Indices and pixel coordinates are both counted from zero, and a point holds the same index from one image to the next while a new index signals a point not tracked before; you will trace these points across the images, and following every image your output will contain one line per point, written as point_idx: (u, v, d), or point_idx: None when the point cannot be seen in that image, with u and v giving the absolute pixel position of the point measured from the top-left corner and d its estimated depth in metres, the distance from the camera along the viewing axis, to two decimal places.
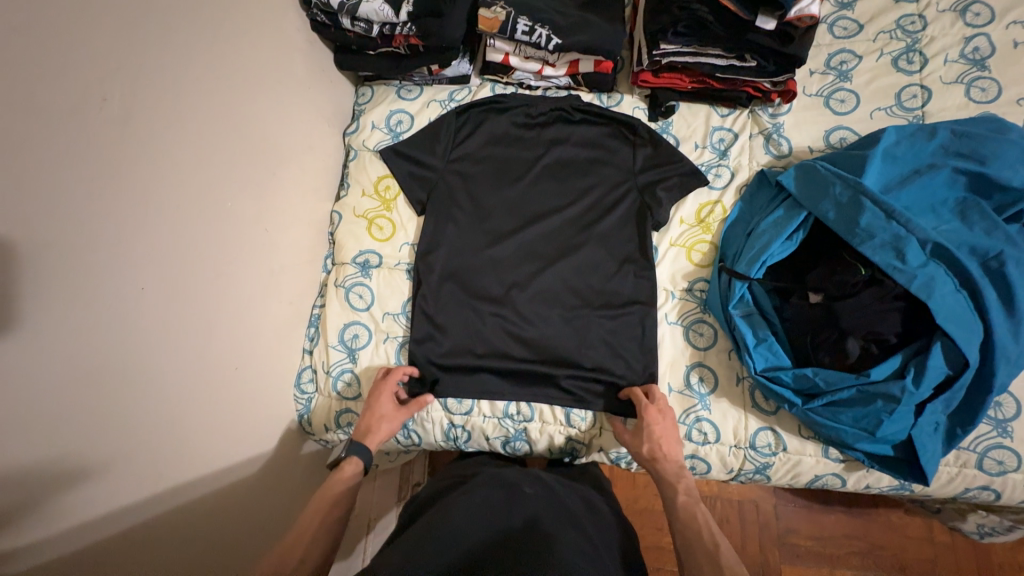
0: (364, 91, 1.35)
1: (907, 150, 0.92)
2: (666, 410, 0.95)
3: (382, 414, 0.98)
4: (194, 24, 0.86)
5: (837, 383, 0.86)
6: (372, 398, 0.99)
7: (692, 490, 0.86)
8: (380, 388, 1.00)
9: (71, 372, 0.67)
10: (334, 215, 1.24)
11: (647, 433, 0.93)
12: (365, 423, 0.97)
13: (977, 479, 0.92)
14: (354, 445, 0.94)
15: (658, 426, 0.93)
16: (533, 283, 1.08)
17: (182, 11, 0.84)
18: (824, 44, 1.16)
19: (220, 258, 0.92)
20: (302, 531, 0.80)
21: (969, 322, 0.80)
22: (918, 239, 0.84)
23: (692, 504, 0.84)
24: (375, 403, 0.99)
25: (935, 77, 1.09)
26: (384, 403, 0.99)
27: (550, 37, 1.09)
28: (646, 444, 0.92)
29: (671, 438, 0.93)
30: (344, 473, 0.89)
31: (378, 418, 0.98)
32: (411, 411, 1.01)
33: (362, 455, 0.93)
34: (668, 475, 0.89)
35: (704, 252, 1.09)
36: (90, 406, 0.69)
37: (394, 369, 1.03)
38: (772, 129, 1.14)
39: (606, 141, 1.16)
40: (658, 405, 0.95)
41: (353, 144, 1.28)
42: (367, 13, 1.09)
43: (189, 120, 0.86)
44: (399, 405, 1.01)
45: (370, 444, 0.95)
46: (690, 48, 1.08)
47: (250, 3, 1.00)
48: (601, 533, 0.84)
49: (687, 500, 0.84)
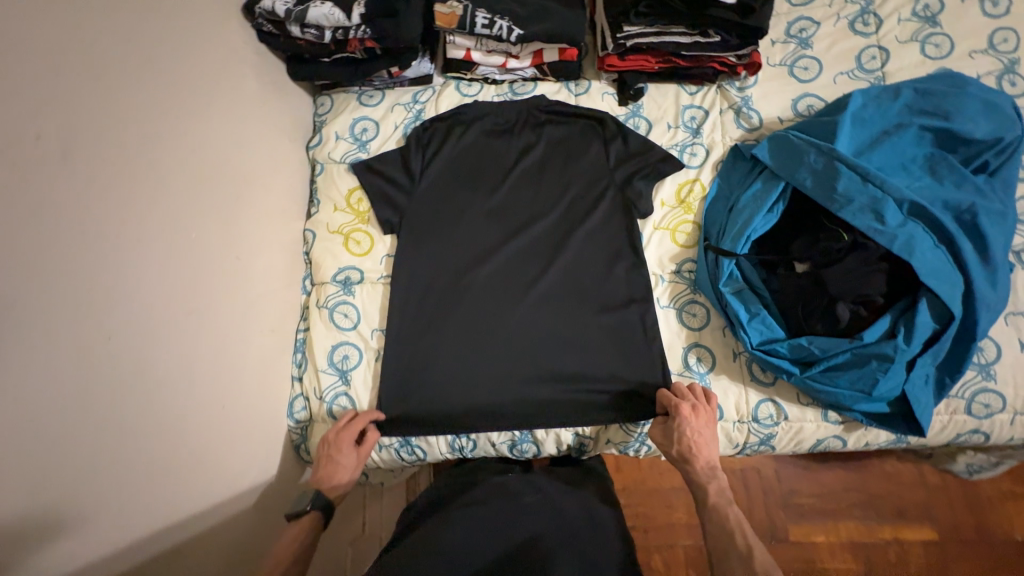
0: (323, 100, 1.28)
1: (874, 112, 0.93)
2: (700, 408, 0.93)
3: (344, 464, 0.96)
4: (131, 44, 0.80)
5: (833, 349, 0.86)
6: (333, 448, 0.97)
7: (722, 490, 0.89)
8: (341, 441, 0.97)
9: (32, 435, 0.62)
10: (307, 233, 1.19)
11: (681, 438, 0.92)
12: (325, 472, 0.95)
13: (967, 423, 0.96)
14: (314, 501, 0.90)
15: (691, 428, 0.91)
16: (524, 282, 1.08)
17: (114, 31, 0.78)
18: (782, 13, 1.17)
19: (192, 291, 0.88)
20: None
21: (951, 277, 0.81)
22: (894, 200, 0.85)
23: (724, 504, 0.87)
24: (336, 454, 0.96)
25: (891, 37, 1.11)
26: (349, 455, 0.97)
27: (512, 29, 1.07)
28: (677, 446, 0.92)
29: (705, 439, 0.92)
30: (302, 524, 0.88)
31: (341, 469, 0.95)
32: (366, 451, 0.98)
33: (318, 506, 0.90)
34: (699, 477, 0.90)
35: (688, 233, 1.10)
36: (64, 463, 0.65)
37: (359, 417, 1.00)
38: (741, 102, 1.14)
39: (578, 133, 1.15)
40: (692, 405, 0.93)
41: (317, 157, 1.23)
42: (317, 18, 1.02)
43: (139, 148, 0.80)
44: (359, 448, 0.98)
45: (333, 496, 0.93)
46: (653, 28, 1.06)
47: (189, 20, 0.93)
48: (595, 538, 0.85)
49: (719, 501, 0.87)
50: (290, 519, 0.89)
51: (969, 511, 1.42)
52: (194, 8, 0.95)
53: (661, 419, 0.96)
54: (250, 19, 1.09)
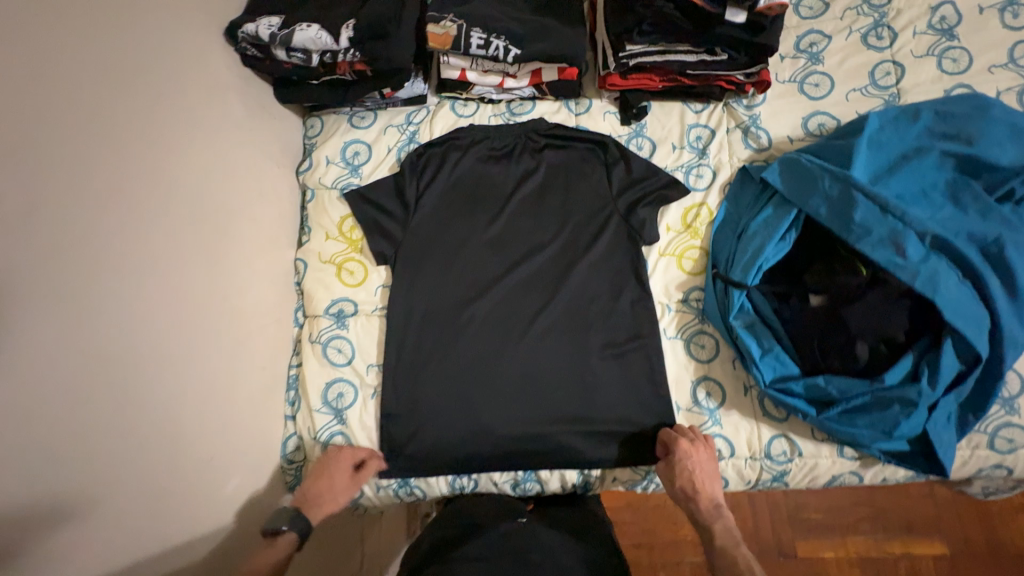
0: (313, 122, 1.23)
1: (891, 135, 0.88)
2: (698, 443, 0.91)
3: (335, 486, 0.93)
4: (111, 79, 0.76)
5: (850, 390, 0.81)
6: (331, 466, 0.94)
7: (729, 531, 0.84)
8: (337, 462, 0.95)
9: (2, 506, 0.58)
10: (298, 263, 1.14)
11: (683, 472, 0.89)
12: (312, 491, 0.91)
13: (990, 459, 0.92)
14: (294, 520, 0.84)
15: (691, 462, 0.89)
16: (526, 314, 1.05)
17: (91, 66, 0.73)
18: (792, 26, 1.12)
19: (180, 335, 0.84)
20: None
21: (977, 315, 0.76)
22: (916, 232, 0.80)
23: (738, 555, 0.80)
24: (331, 479, 0.93)
25: (906, 51, 1.06)
26: (342, 479, 0.94)
27: (508, 48, 1.02)
28: (679, 482, 0.88)
29: (707, 475, 0.89)
30: (278, 541, 0.83)
31: (331, 491, 0.92)
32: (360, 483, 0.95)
33: (296, 529, 0.83)
34: (703, 516, 0.86)
35: (695, 259, 1.06)
36: (36, 529, 0.61)
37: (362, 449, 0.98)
38: (749, 121, 1.10)
39: (579, 159, 1.12)
40: (690, 439, 0.91)
41: (308, 183, 1.18)
42: (304, 43, 0.97)
43: (123, 190, 0.76)
44: (355, 474, 0.95)
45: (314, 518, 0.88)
46: (657, 47, 1.00)
47: (170, 48, 0.89)
48: None
49: (726, 543, 0.83)
50: (266, 532, 0.83)
51: (980, 524, 1.38)
52: (175, 36, 0.90)
53: (663, 463, 0.91)
54: (233, 43, 1.03)
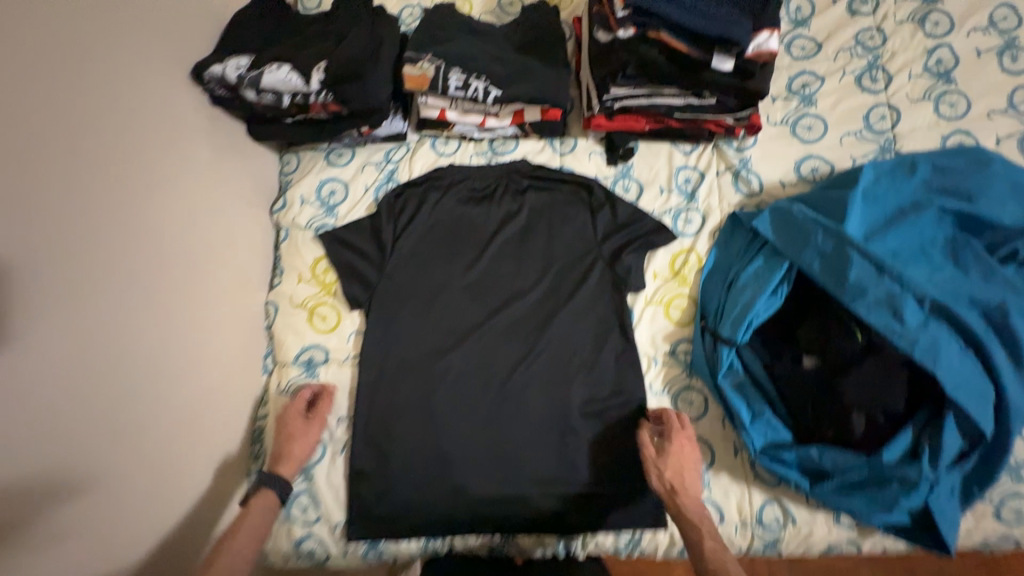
0: (289, 158, 1.19)
1: (887, 189, 0.84)
2: (692, 438, 0.87)
3: (292, 433, 0.92)
4: (64, 126, 0.71)
5: (846, 465, 0.75)
6: (287, 424, 0.93)
7: (716, 537, 0.77)
8: (292, 411, 0.94)
9: None
10: (270, 306, 1.09)
11: (675, 465, 0.83)
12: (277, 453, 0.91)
13: (998, 532, 0.85)
14: (272, 479, 0.86)
15: (685, 454, 0.84)
16: (506, 365, 0.99)
17: (47, 115, 0.68)
18: (784, 66, 1.08)
19: (132, 395, 0.78)
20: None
21: (982, 389, 0.71)
22: (915, 296, 0.75)
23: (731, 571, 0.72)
24: (289, 428, 0.93)
25: (902, 95, 1.03)
26: (297, 424, 0.94)
27: (488, 89, 0.98)
28: (669, 473, 0.82)
29: (694, 473, 0.84)
30: (253, 509, 0.84)
31: (289, 442, 0.92)
32: (317, 423, 0.94)
33: (279, 488, 0.86)
34: (690, 516, 0.79)
35: (682, 308, 1.01)
36: None
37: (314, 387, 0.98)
38: (739, 164, 1.06)
39: (562, 201, 1.07)
40: (687, 432, 0.87)
41: (282, 222, 1.13)
42: (273, 84, 0.92)
43: (70, 245, 0.70)
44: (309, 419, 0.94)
45: (286, 475, 0.89)
46: (643, 89, 0.97)
47: (140, 90, 0.84)
48: None
49: (715, 548, 0.75)
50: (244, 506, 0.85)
51: None
52: (148, 77, 0.86)
53: (651, 452, 0.85)
54: (198, 82, 0.96)
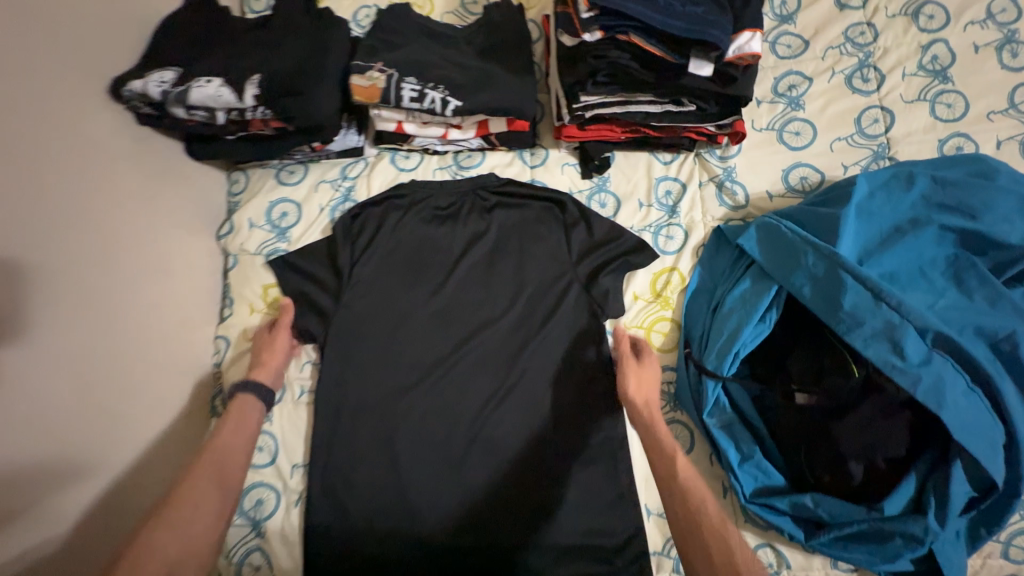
0: (237, 177, 1.09)
1: (882, 204, 0.76)
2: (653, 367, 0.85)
3: (265, 347, 0.92)
4: None
5: (845, 516, 0.69)
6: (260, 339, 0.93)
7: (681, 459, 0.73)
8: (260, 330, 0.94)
9: None
10: (219, 341, 0.99)
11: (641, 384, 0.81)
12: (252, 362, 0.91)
13: (1006, 569, 0.79)
14: (253, 386, 0.87)
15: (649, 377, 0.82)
16: (475, 400, 0.91)
17: None
18: (769, 66, 1.00)
19: (34, 461, 0.70)
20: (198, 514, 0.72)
21: (991, 430, 0.64)
22: (915, 327, 0.68)
23: (697, 484, 0.68)
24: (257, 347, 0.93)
25: (895, 96, 0.95)
26: (263, 342, 0.93)
27: (446, 100, 0.89)
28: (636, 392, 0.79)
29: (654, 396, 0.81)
30: (235, 411, 0.84)
31: (263, 354, 0.91)
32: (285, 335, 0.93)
33: (262, 396, 0.87)
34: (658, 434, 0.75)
35: (665, 333, 0.92)
36: None
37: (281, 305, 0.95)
38: (723, 174, 0.98)
39: (533, 218, 0.99)
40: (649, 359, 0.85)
41: (229, 248, 1.04)
42: (203, 100, 0.83)
43: None
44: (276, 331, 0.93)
45: (262, 378, 0.89)
46: (617, 97, 0.87)
47: (39, 112, 0.74)
48: None
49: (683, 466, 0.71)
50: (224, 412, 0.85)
51: None
52: (49, 95, 0.75)
53: (632, 363, 0.82)
54: (120, 100, 0.86)
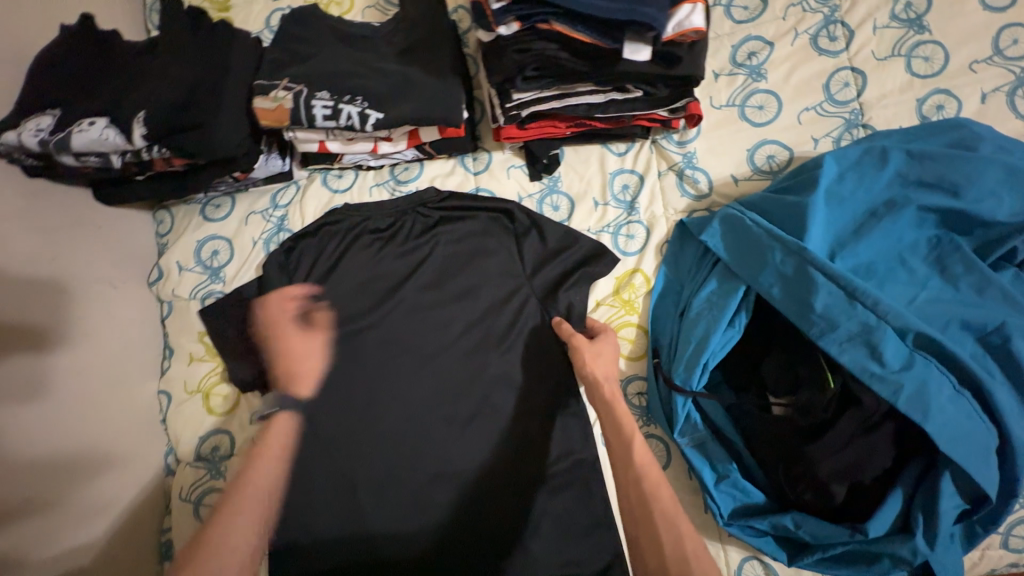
0: (163, 217, 1.01)
1: (854, 186, 0.68)
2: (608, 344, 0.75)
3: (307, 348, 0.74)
4: None
5: (826, 537, 0.64)
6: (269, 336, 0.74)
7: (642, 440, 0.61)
8: (275, 322, 0.75)
9: None
10: (163, 396, 0.93)
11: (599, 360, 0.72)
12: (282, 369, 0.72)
13: (1004, 560, 0.73)
14: (277, 396, 0.70)
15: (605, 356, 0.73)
16: (435, 433, 0.85)
17: None
18: (724, 34, 0.90)
19: None
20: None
21: (982, 437, 0.58)
22: (894, 327, 0.61)
23: (653, 466, 0.57)
24: (285, 348, 0.73)
25: (866, 54, 0.85)
26: (295, 341, 0.73)
27: (365, 114, 0.79)
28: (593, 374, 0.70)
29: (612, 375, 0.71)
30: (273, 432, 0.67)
31: (294, 359, 0.72)
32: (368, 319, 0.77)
33: (288, 404, 0.69)
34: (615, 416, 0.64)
35: (633, 340, 0.84)
36: None
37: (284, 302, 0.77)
38: (683, 161, 0.89)
39: (479, 230, 0.91)
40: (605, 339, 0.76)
41: (162, 295, 0.97)
42: (87, 146, 0.76)
43: None
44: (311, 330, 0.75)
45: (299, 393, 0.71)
46: (553, 91, 0.78)
47: None
48: None
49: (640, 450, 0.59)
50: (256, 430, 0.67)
51: None
52: None
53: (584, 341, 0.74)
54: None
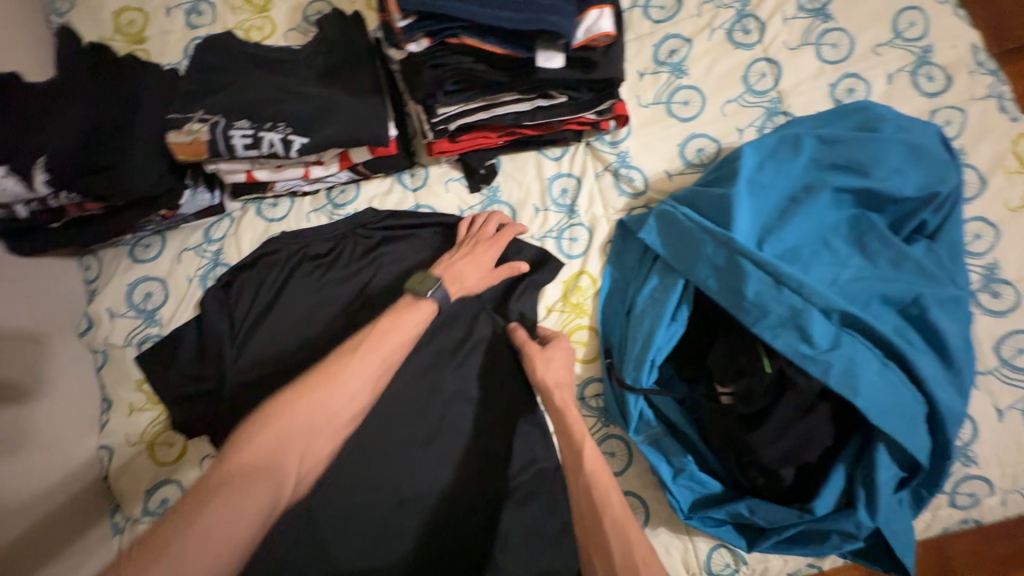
0: (91, 262, 0.96)
1: (774, 174, 0.70)
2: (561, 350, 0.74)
3: (473, 255, 0.81)
4: None
5: (780, 519, 0.66)
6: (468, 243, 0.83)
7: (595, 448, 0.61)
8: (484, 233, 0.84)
9: None
10: (103, 452, 0.88)
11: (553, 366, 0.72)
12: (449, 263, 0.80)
13: (952, 517, 0.75)
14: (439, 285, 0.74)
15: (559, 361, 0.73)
16: (392, 459, 0.82)
17: None
18: (644, 35, 0.92)
19: None
20: (318, 444, 0.60)
21: (910, 404, 0.60)
22: (820, 308, 0.63)
23: (605, 473, 0.58)
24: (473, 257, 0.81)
25: (779, 44, 0.88)
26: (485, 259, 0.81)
27: (288, 140, 0.77)
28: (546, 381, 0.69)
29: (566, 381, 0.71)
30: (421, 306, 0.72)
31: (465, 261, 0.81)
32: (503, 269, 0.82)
33: (440, 296, 0.74)
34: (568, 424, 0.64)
35: (585, 343, 0.84)
36: None
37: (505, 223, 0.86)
38: (618, 161, 0.90)
39: (424, 246, 0.89)
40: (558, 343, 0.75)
41: (95, 344, 0.92)
42: None
43: None
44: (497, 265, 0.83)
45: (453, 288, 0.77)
46: (477, 102, 0.77)
47: None
48: None
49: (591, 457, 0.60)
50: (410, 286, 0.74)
51: None
52: None
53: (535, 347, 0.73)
54: None
